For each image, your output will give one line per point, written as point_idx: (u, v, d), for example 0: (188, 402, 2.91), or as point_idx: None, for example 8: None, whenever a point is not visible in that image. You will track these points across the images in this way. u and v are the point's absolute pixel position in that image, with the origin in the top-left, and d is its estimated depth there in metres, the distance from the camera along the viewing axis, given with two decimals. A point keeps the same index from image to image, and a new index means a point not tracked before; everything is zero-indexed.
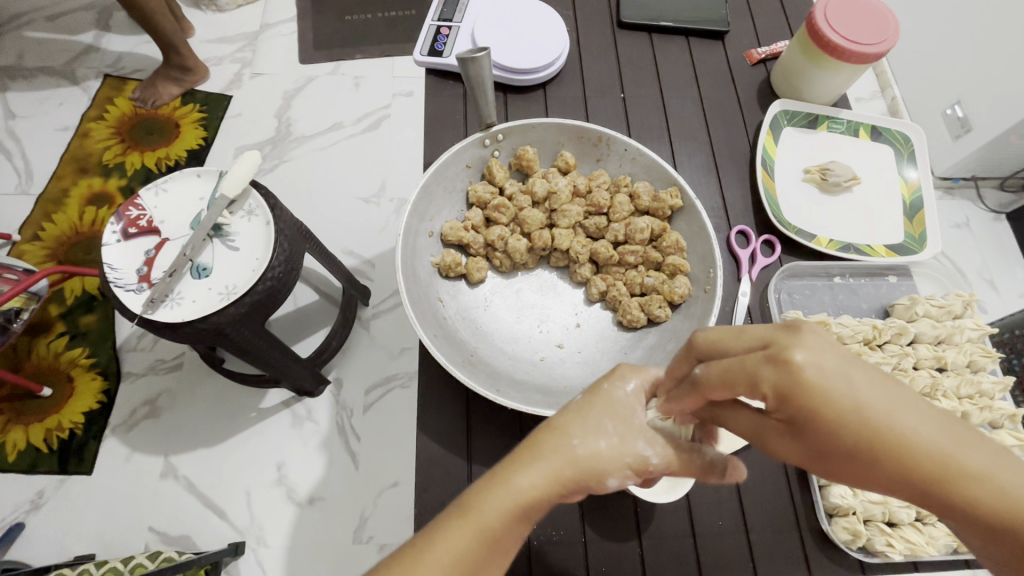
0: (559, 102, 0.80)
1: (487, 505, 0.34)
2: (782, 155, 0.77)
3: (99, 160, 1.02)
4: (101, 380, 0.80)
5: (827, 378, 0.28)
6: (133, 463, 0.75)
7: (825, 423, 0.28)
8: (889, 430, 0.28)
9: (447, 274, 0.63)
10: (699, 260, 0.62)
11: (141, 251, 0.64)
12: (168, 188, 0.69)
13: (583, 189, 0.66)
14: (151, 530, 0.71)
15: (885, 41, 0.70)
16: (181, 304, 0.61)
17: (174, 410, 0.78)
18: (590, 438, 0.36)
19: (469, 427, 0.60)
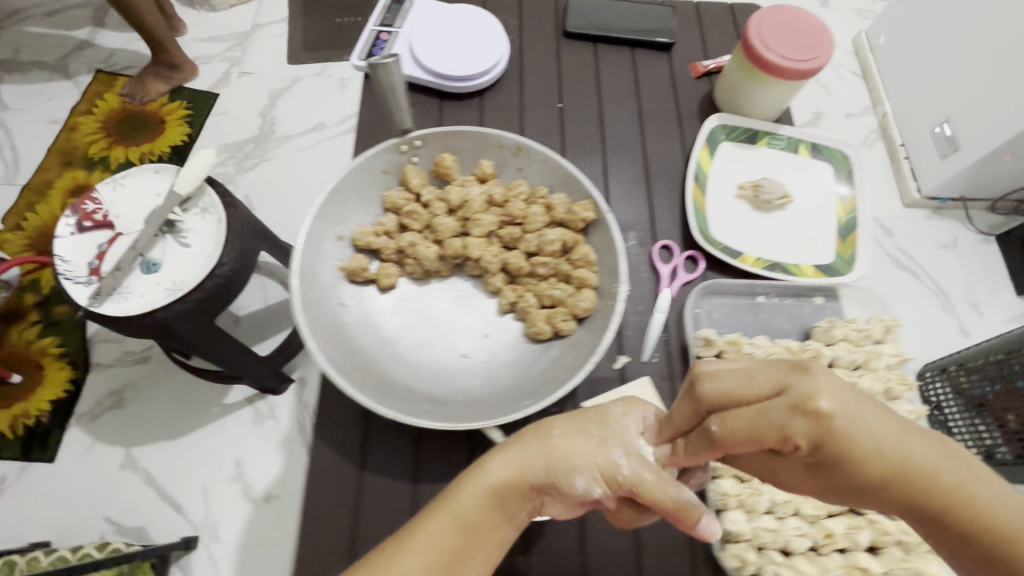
0: (496, 109, 0.79)
1: (464, 492, 0.41)
2: (717, 170, 0.76)
3: (85, 154, 1.03)
4: (69, 369, 0.80)
5: (853, 422, 0.33)
6: (94, 453, 0.74)
7: (861, 466, 0.33)
8: (919, 464, 0.34)
9: (354, 280, 0.62)
10: (606, 275, 0.62)
11: (94, 245, 0.64)
12: (125, 183, 0.69)
13: (499, 198, 0.65)
14: (107, 521, 0.70)
15: (821, 56, 0.70)
16: (128, 297, 0.61)
17: (138, 402, 0.77)
18: (563, 438, 0.41)
19: (366, 434, 0.60)
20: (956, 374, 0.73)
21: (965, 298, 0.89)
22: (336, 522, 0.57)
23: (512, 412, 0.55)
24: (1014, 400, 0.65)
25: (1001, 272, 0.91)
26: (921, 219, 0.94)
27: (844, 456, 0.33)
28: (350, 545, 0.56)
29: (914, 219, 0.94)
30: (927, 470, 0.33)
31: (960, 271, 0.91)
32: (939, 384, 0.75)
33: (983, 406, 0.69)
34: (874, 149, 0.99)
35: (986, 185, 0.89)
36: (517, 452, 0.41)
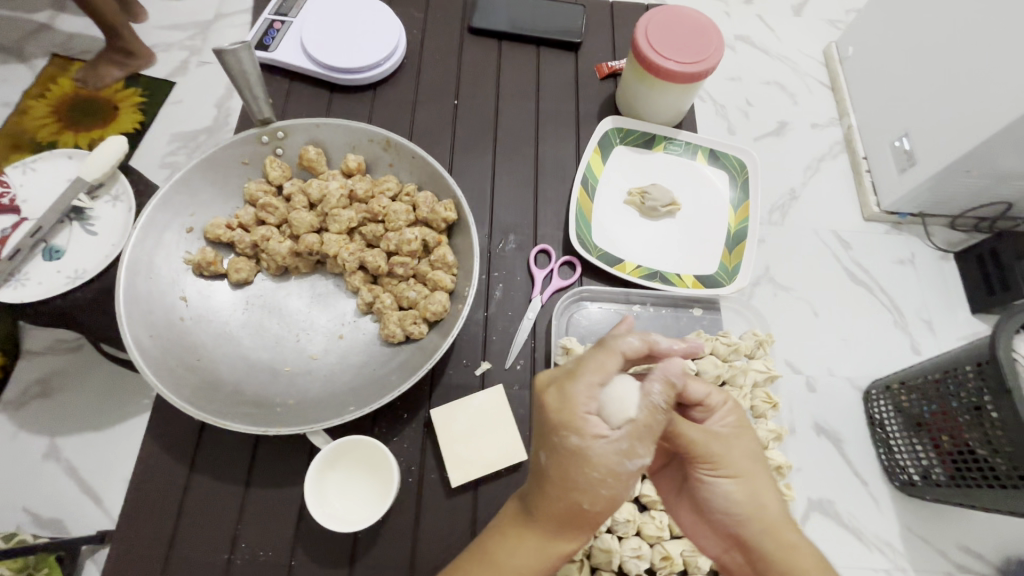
0: (387, 104, 0.77)
1: (500, 551, 0.44)
2: (608, 174, 0.74)
3: (35, 138, 1.10)
4: (4, 356, 0.85)
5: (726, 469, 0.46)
6: (18, 441, 0.80)
7: (738, 488, 0.46)
8: (730, 470, 0.46)
9: (202, 273, 0.60)
10: (463, 278, 0.60)
11: None
12: (35, 168, 0.82)
13: (363, 194, 0.63)
14: (25, 511, 0.76)
15: (708, 61, 0.67)
16: (25, 284, 0.71)
17: (64, 391, 0.84)
18: (551, 480, 0.42)
19: (200, 434, 0.57)
20: (898, 393, 0.77)
21: (920, 317, 0.92)
22: (152, 524, 0.54)
23: (338, 417, 0.54)
24: (947, 423, 0.69)
25: (956, 292, 0.94)
26: (881, 233, 0.97)
27: (716, 475, 0.46)
28: (166, 548, 0.53)
29: (873, 233, 0.97)
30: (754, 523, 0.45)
31: (918, 288, 0.94)
32: (882, 402, 0.80)
33: (922, 427, 0.73)
34: (838, 160, 1.03)
35: (943, 202, 0.92)
36: (572, 487, 0.42)
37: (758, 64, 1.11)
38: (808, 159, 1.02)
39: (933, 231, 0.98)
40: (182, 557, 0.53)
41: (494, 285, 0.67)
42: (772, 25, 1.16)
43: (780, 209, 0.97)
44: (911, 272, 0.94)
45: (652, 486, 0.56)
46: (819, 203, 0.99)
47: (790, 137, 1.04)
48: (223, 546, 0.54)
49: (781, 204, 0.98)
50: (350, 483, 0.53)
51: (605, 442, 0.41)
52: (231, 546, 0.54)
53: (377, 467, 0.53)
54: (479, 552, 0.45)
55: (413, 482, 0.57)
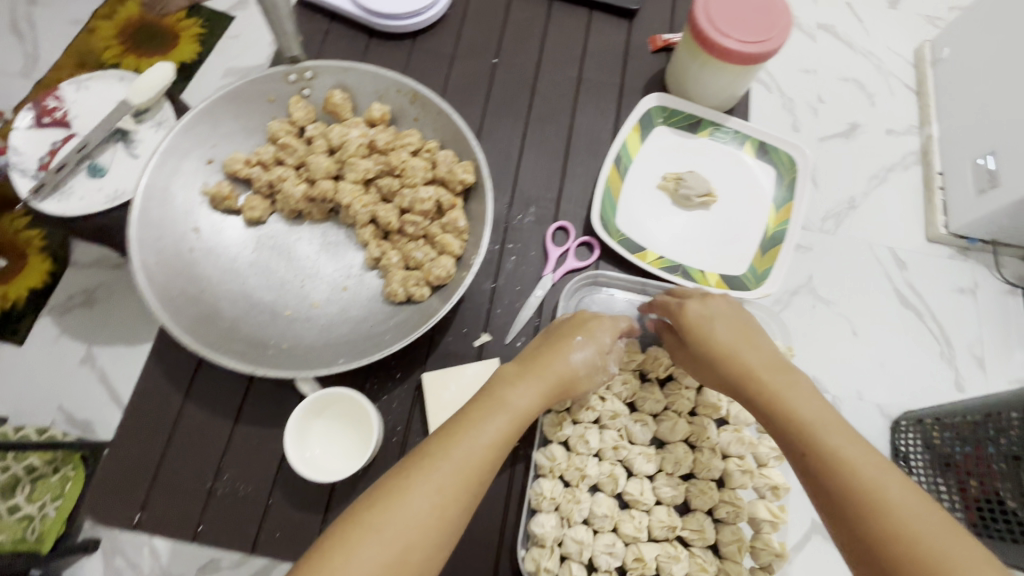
0: (427, 54, 0.74)
1: (516, 395, 0.47)
2: (643, 156, 0.69)
3: (100, 59, 1.13)
4: (49, 264, 1.06)
5: (713, 325, 0.51)
6: (60, 343, 1.00)
7: (786, 410, 0.44)
8: (763, 381, 0.46)
9: (217, 206, 0.60)
10: (470, 245, 0.58)
11: (48, 142, 0.80)
12: (88, 87, 0.84)
13: (383, 146, 0.61)
14: (60, 408, 0.96)
15: (750, 44, 0.60)
16: (70, 198, 0.75)
17: (103, 303, 1.02)
18: (570, 350, 0.51)
19: (198, 365, 0.58)
20: (931, 429, 0.72)
21: (971, 350, 0.84)
22: (145, 442, 0.56)
23: (327, 367, 0.54)
24: (978, 466, 0.64)
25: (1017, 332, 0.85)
26: (943, 257, 0.88)
27: (748, 384, 0.47)
28: (155, 468, 0.55)
29: (935, 255, 0.89)
30: (803, 413, 0.44)
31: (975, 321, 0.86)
32: (911, 435, 0.75)
33: (950, 466, 0.68)
34: (910, 172, 0.93)
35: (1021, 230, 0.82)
36: (551, 368, 0.49)
37: (840, 57, 1.01)
38: (877, 166, 0.93)
39: (1005, 262, 0.88)
40: (168, 479, 0.55)
41: (506, 256, 0.65)
42: (862, 15, 1.04)
43: (833, 215, 0.90)
44: (970, 303, 0.85)
45: (637, 485, 0.54)
46: (880, 217, 0.90)
47: (861, 140, 0.95)
48: (207, 475, 0.55)
49: (836, 211, 0.90)
50: (342, 425, 0.54)
51: (593, 346, 0.52)
52: (214, 476, 0.55)
53: (362, 427, 0.54)
54: (488, 402, 0.46)
55: (396, 442, 0.57)
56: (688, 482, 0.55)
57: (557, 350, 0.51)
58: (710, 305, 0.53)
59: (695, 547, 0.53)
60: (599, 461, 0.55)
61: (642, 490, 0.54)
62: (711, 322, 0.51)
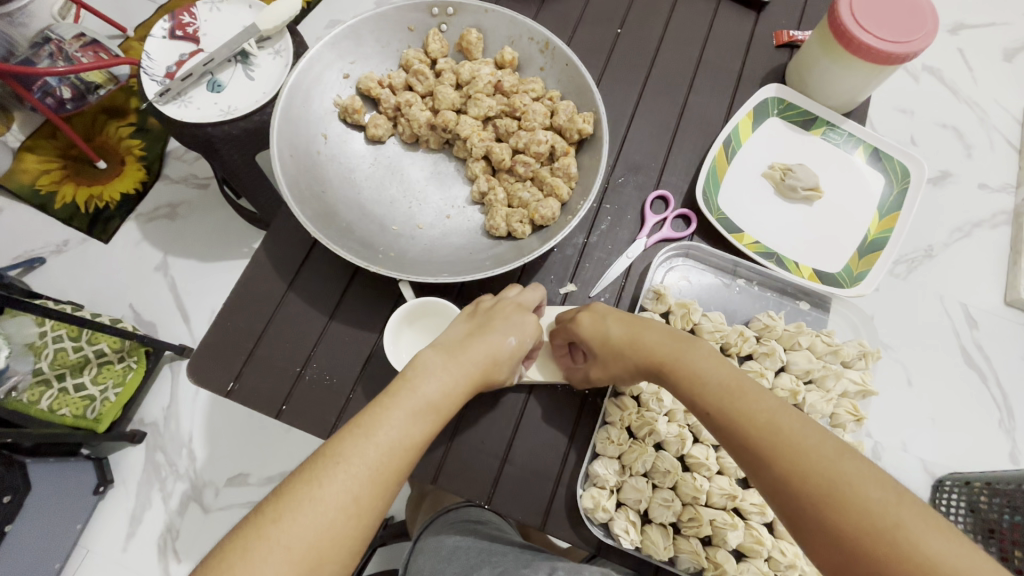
0: (554, 15, 0.76)
1: (423, 389, 0.45)
2: (753, 143, 0.70)
3: None
4: (141, 174, 1.21)
5: (610, 324, 0.50)
6: (138, 248, 1.19)
7: (688, 376, 0.44)
8: (663, 357, 0.46)
9: (345, 119, 0.64)
10: (579, 193, 0.60)
11: (176, 53, 0.85)
12: (219, 8, 0.88)
13: (508, 88, 0.64)
14: (131, 307, 1.15)
15: (888, 43, 0.60)
16: (188, 107, 0.81)
17: (184, 220, 1.21)
18: (482, 340, 0.49)
19: (304, 261, 0.62)
20: (977, 492, 0.67)
21: None
22: (248, 320, 0.60)
23: (431, 279, 0.57)
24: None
25: None
26: (1019, 324, 0.85)
27: (664, 378, 0.46)
28: (253, 345, 0.59)
29: (1012, 321, 0.85)
30: (724, 388, 0.42)
31: None
32: (953, 497, 0.70)
33: (992, 534, 0.64)
34: (996, 231, 0.89)
35: None
36: (462, 358, 0.47)
37: (939, 101, 0.98)
38: (960, 220, 0.90)
39: None
40: (263, 357, 0.59)
41: (602, 215, 0.66)
42: (971, 62, 1.01)
43: (907, 262, 0.88)
44: None
45: (702, 451, 0.55)
46: (956, 269, 0.88)
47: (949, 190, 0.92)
48: (297, 360, 0.59)
49: (910, 257, 0.89)
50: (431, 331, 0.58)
51: (513, 341, 0.50)
52: (303, 363, 0.59)
53: None
54: (390, 395, 0.44)
55: None
56: None
57: (467, 341, 0.48)
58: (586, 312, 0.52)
59: (752, 521, 0.54)
60: (668, 420, 0.56)
61: (707, 456, 0.55)
62: (603, 320, 0.50)
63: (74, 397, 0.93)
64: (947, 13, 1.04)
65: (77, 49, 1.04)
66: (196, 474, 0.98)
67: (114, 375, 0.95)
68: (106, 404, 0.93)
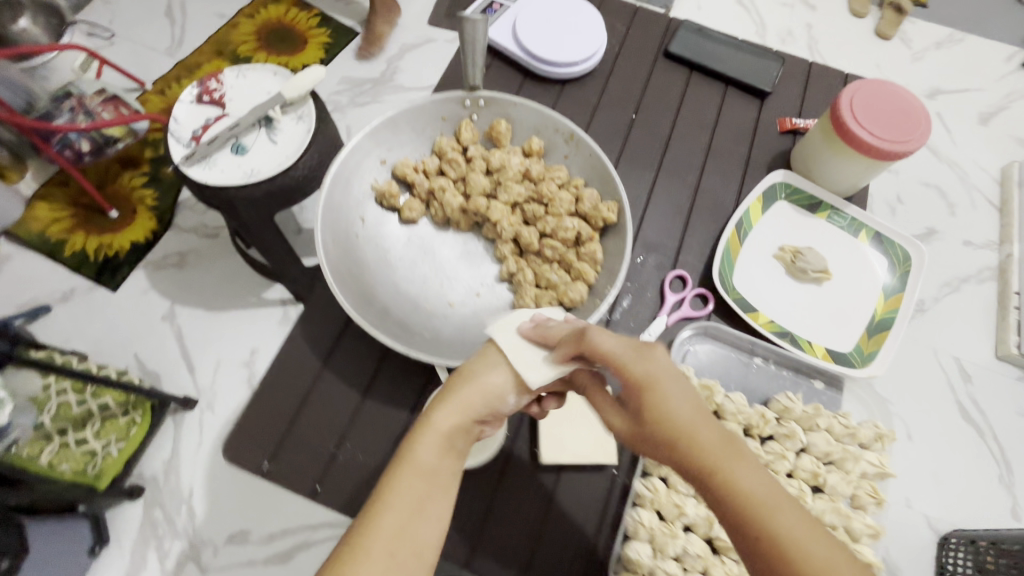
0: (572, 102, 0.82)
1: (419, 449, 0.43)
2: (763, 225, 0.74)
3: (234, 49, 1.11)
4: (150, 223, 0.94)
5: (651, 377, 0.44)
6: (147, 297, 0.89)
7: (693, 450, 0.41)
8: (699, 447, 0.41)
9: (382, 202, 0.67)
10: (605, 277, 0.62)
11: (202, 117, 0.69)
12: (248, 75, 0.73)
13: (535, 175, 0.68)
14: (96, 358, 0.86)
15: (887, 142, 0.65)
16: (211, 169, 0.59)
17: (186, 269, 0.91)
18: (479, 368, 0.48)
19: (339, 340, 0.64)
20: (985, 552, 0.67)
21: None
22: (285, 400, 0.61)
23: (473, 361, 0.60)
24: None
25: None
26: None
27: (695, 468, 0.42)
28: (288, 425, 0.60)
29: (1002, 374, 0.86)
30: (755, 497, 0.39)
31: None
32: (960, 556, 0.70)
33: None
34: (984, 287, 0.92)
35: None
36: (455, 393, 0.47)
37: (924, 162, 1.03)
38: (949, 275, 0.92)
39: None
40: (298, 437, 0.60)
41: (624, 294, 0.69)
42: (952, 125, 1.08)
43: None
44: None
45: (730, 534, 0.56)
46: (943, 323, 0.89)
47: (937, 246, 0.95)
48: (332, 440, 0.60)
49: None
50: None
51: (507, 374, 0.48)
52: (338, 443, 0.60)
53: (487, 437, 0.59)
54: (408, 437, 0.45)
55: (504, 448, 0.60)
56: None
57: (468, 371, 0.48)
58: (644, 355, 0.45)
59: None
60: (697, 502, 0.57)
61: None
62: (660, 377, 0.44)
63: (75, 452, 0.72)
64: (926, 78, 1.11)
65: (97, 105, 0.95)
66: (192, 533, 0.72)
67: (117, 429, 0.74)
68: (106, 463, 0.72)
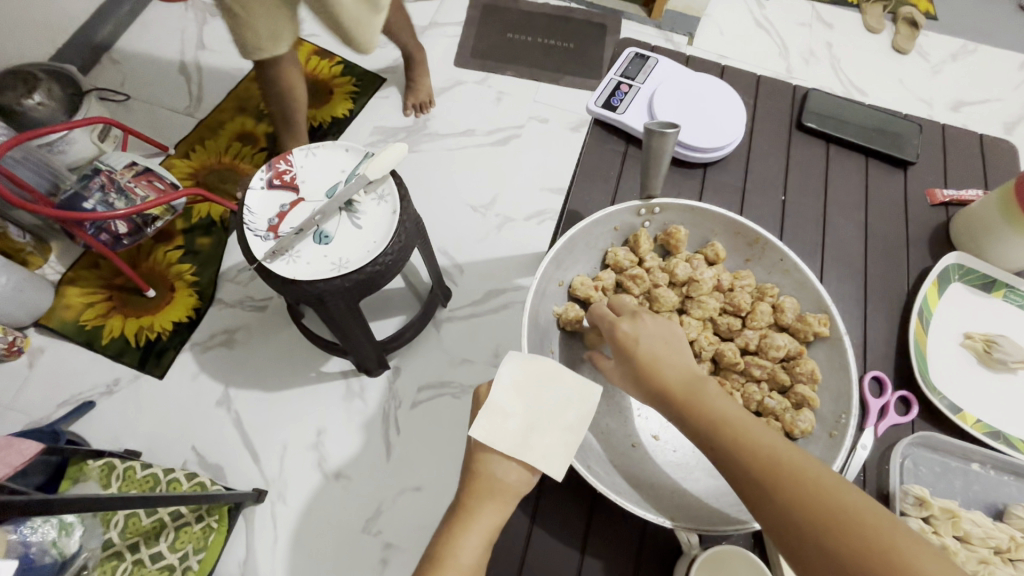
0: (719, 187, 0.78)
1: (462, 555, 0.45)
2: (943, 311, 0.70)
3: (257, 105, 1.21)
4: (195, 299, 1.04)
5: (658, 354, 0.48)
6: (197, 381, 0.97)
7: (703, 412, 0.43)
8: (703, 406, 0.44)
9: (564, 327, 0.63)
10: (832, 399, 0.57)
11: (278, 204, 0.76)
12: (317, 154, 0.80)
13: (726, 285, 0.64)
14: (192, 450, 0.92)
15: None
16: (296, 261, 0.72)
17: (244, 346, 1.00)
18: (498, 458, 0.47)
19: (541, 485, 0.59)
20: None
21: None
22: (498, 564, 0.55)
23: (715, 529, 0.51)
24: None
25: None
26: None
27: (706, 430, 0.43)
28: None
29: None
30: (770, 448, 0.41)
31: None
32: None
33: None
34: None
35: None
36: (488, 489, 0.47)
37: None
38: None
39: None
40: None
41: None
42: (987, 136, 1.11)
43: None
44: None
45: None
46: None
47: None
48: None
49: None
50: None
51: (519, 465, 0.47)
52: None
53: None
54: (451, 540, 0.46)
55: None
56: None
57: (491, 460, 0.47)
58: (647, 331, 0.49)
59: None
60: None
61: None
62: (658, 350, 0.48)
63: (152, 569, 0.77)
64: (946, 94, 1.18)
65: (129, 179, 0.99)
66: None
67: (194, 538, 0.80)
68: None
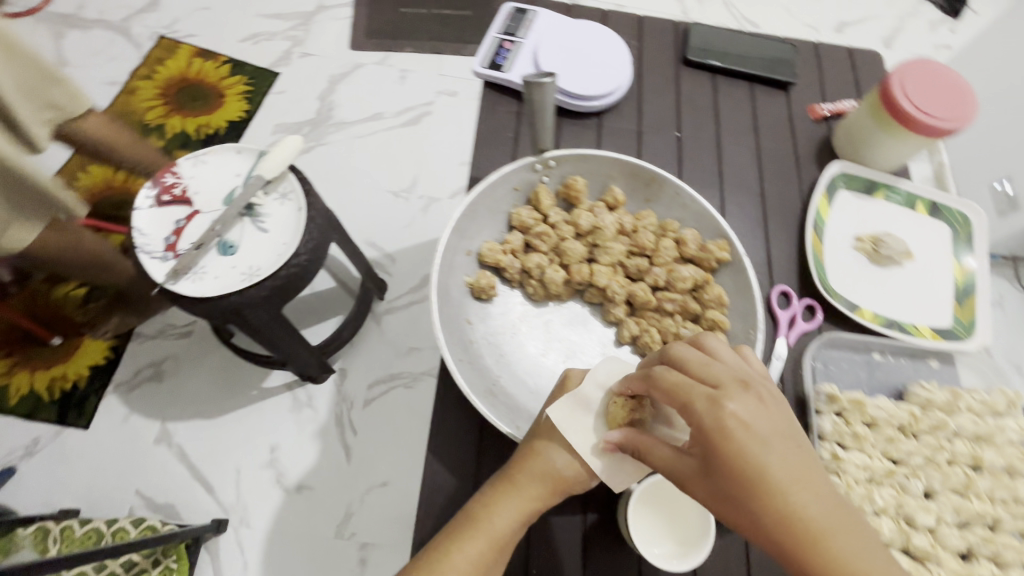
0: (616, 133, 0.78)
1: (498, 519, 0.45)
2: (835, 219, 0.75)
3: (141, 118, 0.97)
4: (108, 339, 0.82)
5: (747, 434, 0.36)
6: (130, 422, 0.77)
7: (784, 512, 0.35)
8: (781, 506, 0.35)
9: (479, 296, 0.62)
10: (739, 319, 0.61)
11: (171, 220, 0.63)
12: (206, 160, 0.67)
13: (629, 228, 0.65)
14: (137, 494, 0.72)
15: (948, 121, 0.66)
16: (203, 279, 0.60)
17: (177, 376, 0.80)
18: (564, 444, 0.48)
19: None
20: None
21: None
22: None
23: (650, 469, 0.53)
24: None
25: None
26: None
27: (773, 527, 0.35)
28: None
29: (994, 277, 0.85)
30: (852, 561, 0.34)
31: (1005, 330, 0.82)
32: None
33: None
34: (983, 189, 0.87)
35: None
36: (535, 464, 0.47)
37: None
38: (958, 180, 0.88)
39: None
40: None
41: None
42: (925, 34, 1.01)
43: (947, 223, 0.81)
44: None
45: (927, 540, 0.57)
46: None
47: None
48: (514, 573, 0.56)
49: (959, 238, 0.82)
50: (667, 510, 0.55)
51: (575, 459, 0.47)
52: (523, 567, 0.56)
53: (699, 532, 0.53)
54: (488, 504, 0.47)
55: None
56: (965, 531, 0.59)
57: (552, 440, 0.48)
58: (733, 402, 0.37)
59: None
60: (890, 521, 0.57)
61: (932, 545, 0.57)
62: (750, 422, 0.37)
63: None
64: None
65: None
66: None
67: None
68: None
